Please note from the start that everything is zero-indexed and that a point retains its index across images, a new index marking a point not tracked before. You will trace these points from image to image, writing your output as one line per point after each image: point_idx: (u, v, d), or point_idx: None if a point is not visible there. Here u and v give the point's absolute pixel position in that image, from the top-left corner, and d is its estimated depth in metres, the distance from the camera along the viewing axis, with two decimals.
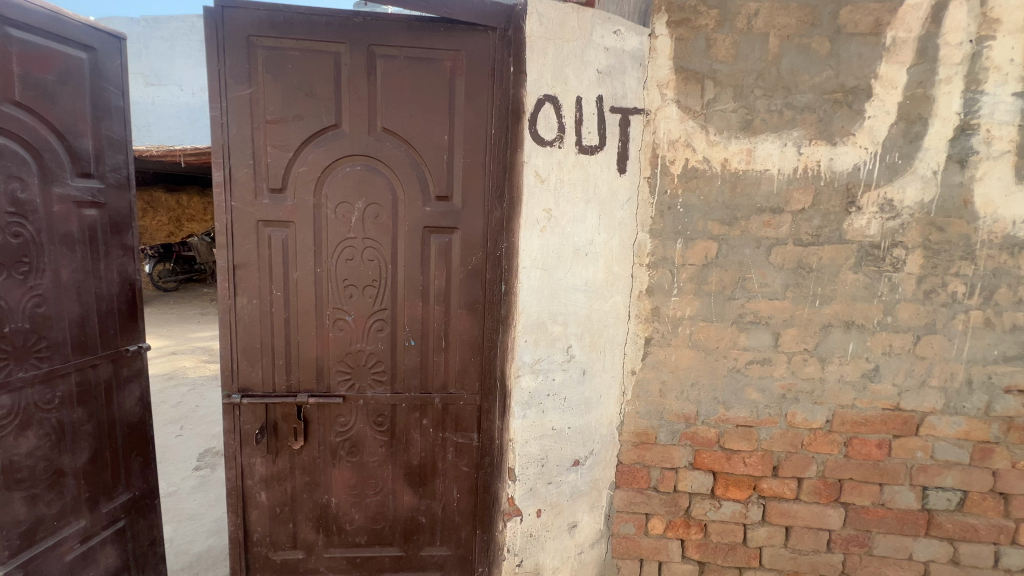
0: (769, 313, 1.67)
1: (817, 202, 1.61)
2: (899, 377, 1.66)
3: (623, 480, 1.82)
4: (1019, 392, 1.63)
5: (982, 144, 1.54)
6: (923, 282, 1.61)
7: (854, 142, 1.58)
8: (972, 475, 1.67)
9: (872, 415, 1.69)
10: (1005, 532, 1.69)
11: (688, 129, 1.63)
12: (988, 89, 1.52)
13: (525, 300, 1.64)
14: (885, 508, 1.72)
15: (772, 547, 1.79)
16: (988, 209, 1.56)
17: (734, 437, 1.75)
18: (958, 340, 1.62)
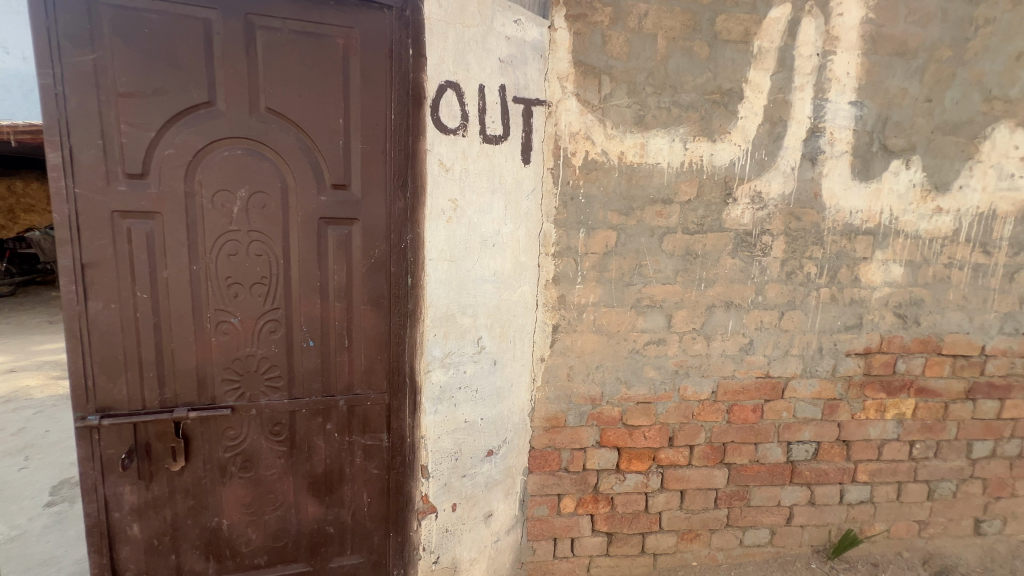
0: (662, 297, 1.81)
1: (700, 194, 1.77)
2: (769, 348, 1.89)
3: (535, 464, 1.87)
4: (857, 355, 1.93)
5: (827, 145, 1.78)
6: (785, 264, 1.84)
7: (730, 140, 1.75)
8: (824, 428, 1.97)
9: (748, 383, 1.90)
10: (848, 473, 2.01)
11: (587, 122, 1.68)
12: (831, 97, 1.76)
13: (433, 292, 1.61)
14: (759, 464, 1.96)
15: (670, 510, 1.96)
16: (833, 200, 1.82)
17: (636, 414, 1.87)
18: (812, 314, 1.89)
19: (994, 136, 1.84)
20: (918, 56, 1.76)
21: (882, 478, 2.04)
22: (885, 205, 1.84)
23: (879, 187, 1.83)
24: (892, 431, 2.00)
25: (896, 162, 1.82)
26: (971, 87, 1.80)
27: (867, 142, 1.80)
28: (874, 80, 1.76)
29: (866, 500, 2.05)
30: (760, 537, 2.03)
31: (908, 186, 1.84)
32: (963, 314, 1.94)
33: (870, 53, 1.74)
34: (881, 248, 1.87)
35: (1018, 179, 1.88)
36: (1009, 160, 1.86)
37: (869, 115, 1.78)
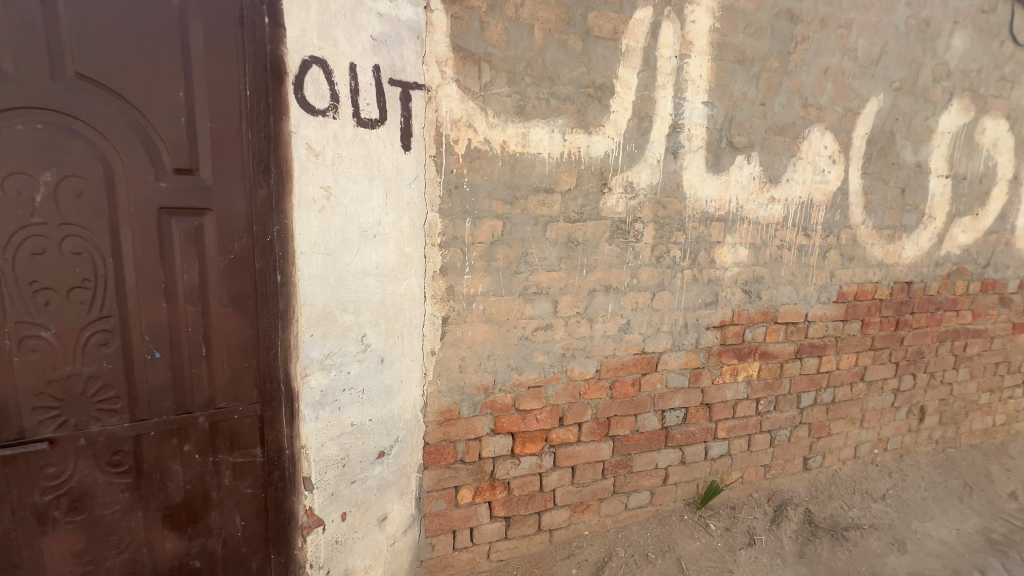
0: (548, 284, 1.87)
1: (579, 183, 1.84)
2: (643, 327, 2.06)
3: (430, 459, 1.83)
4: (714, 328, 2.19)
5: (686, 140, 1.97)
6: (655, 249, 2.00)
7: (603, 132, 1.85)
8: (690, 395, 2.21)
9: (627, 360, 2.06)
10: (710, 431, 2.29)
11: (468, 110, 1.65)
12: (688, 96, 1.94)
13: (307, 289, 1.47)
14: (639, 433, 2.14)
15: (563, 486, 2.05)
16: (692, 190, 2.02)
17: (527, 398, 1.92)
18: (678, 293, 2.09)
19: (811, 137, 2.18)
20: (754, 65, 2.01)
21: (736, 433, 2.35)
22: (732, 194, 2.09)
23: (727, 179, 2.07)
24: (742, 391, 2.31)
25: (740, 157, 2.08)
26: (793, 94, 2.11)
27: (718, 139, 2.02)
28: (721, 84, 1.98)
29: (725, 453, 2.35)
30: (642, 499, 2.22)
31: (749, 179, 2.11)
32: (792, 288, 2.30)
33: (717, 59, 1.95)
34: (730, 232, 2.13)
35: (828, 174, 2.25)
36: (821, 157, 2.22)
37: (718, 115, 2.00)
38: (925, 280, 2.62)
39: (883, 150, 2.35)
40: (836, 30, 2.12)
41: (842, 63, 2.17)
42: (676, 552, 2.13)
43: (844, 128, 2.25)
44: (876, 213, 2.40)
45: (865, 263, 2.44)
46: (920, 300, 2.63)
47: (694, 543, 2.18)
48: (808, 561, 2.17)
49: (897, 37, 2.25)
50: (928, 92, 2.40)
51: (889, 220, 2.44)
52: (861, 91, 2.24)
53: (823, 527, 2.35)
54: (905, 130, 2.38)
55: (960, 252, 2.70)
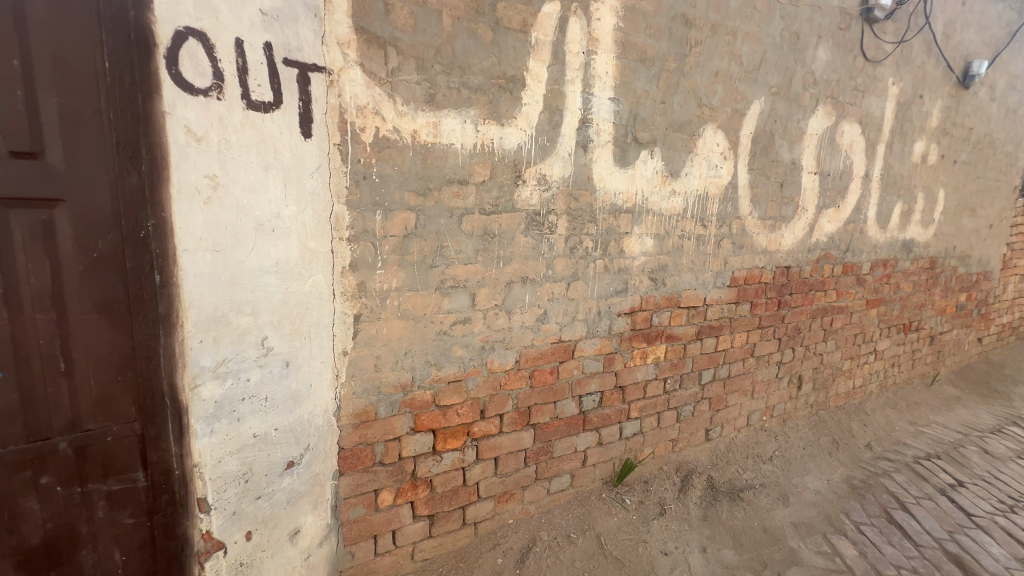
0: (465, 277, 1.84)
1: (493, 175, 1.84)
2: (560, 316, 2.11)
3: (347, 465, 1.73)
4: (625, 314, 2.31)
5: (595, 135, 2.04)
6: (568, 240, 2.06)
7: (516, 125, 1.85)
8: (605, 379, 2.31)
9: (545, 349, 2.10)
10: (624, 412, 2.42)
11: (375, 96, 1.57)
12: (596, 92, 2.01)
13: (194, 290, 1.32)
14: (558, 419, 2.21)
15: (486, 478, 2.06)
16: (602, 183, 2.10)
17: (448, 393, 1.89)
18: (591, 283, 2.17)
19: (705, 135, 2.36)
20: (655, 65, 2.13)
21: (647, 412, 2.51)
22: (638, 187, 2.21)
23: (633, 173, 2.18)
24: (652, 372, 2.47)
25: (644, 152, 2.20)
26: (689, 95, 2.27)
27: (623, 134, 2.12)
28: (625, 81, 2.07)
29: (637, 432, 2.50)
30: (563, 482, 2.30)
31: (653, 173, 2.24)
32: (692, 275, 2.49)
33: (621, 57, 2.04)
34: (637, 223, 2.25)
35: (720, 169, 2.46)
36: (714, 154, 2.42)
37: (623, 111, 2.10)
38: (800, 264, 2.97)
39: (765, 149, 2.61)
40: (724, 37, 2.31)
41: (730, 68, 2.37)
42: (596, 530, 2.23)
43: (733, 127, 2.46)
44: (760, 205, 2.67)
45: (752, 250, 2.70)
46: (797, 282, 2.97)
47: (611, 519, 2.30)
48: (710, 523, 2.38)
49: (774, 46, 2.51)
50: (800, 97, 2.70)
51: (771, 212, 2.72)
52: (746, 94, 2.47)
53: (722, 491, 2.59)
54: (782, 131, 2.67)
55: (826, 240, 3.09)
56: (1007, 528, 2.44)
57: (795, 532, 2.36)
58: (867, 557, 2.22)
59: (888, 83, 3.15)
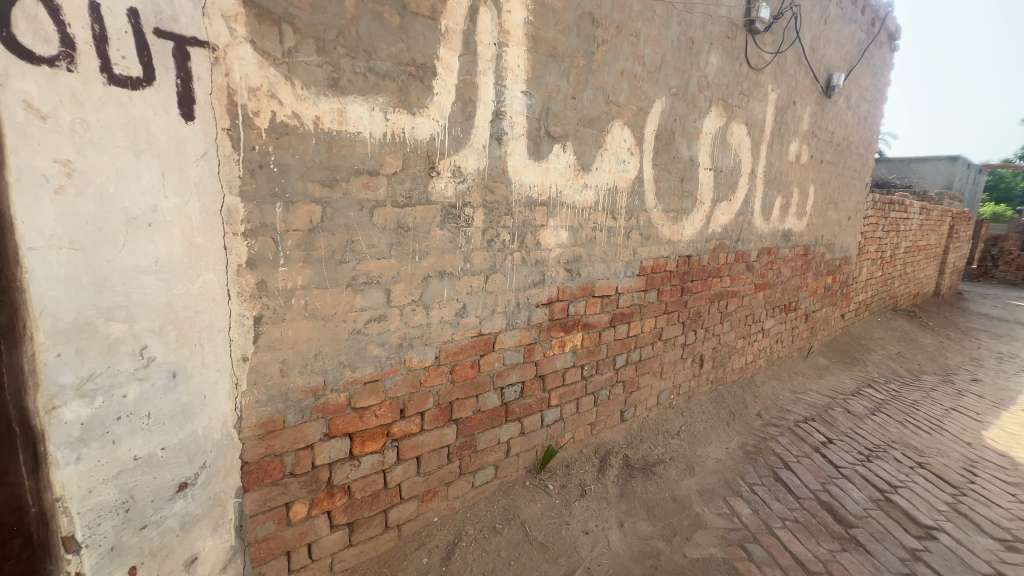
0: (378, 272, 1.76)
1: (406, 166, 1.77)
2: (479, 309, 2.10)
3: (252, 480, 1.59)
4: (543, 305, 2.36)
5: (508, 127, 2.04)
6: (485, 233, 2.05)
7: (427, 115, 1.80)
8: (526, 369, 2.35)
9: (465, 343, 2.08)
10: (545, 401, 2.48)
11: (269, 77, 1.44)
12: (508, 85, 2.01)
13: (48, 295, 1.14)
14: (481, 412, 2.21)
15: (408, 479, 2.01)
16: (517, 176, 2.11)
17: (364, 395, 1.81)
18: (509, 275, 2.18)
19: (613, 130, 2.47)
20: (565, 60, 2.18)
21: (566, 398, 2.59)
22: (552, 180, 2.26)
23: (547, 166, 2.22)
24: (570, 360, 2.55)
25: (557, 146, 2.24)
26: (597, 92, 2.35)
27: (536, 128, 2.14)
28: (537, 75, 2.10)
29: (558, 418, 2.57)
30: (487, 474, 2.31)
31: (565, 166, 2.30)
32: (604, 265, 2.60)
33: (532, 51, 2.05)
34: (552, 216, 2.30)
35: (627, 164, 2.59)
36: (622, 149, 2.54)
37: (536, 105, 2.12)
38: (699, 253, 3.22)
39: (667, 146, 2.80)
40: (628, 37, 2.42)
41: (634, 67, 2.49)
42: (521, 518, 2.27)
43: (638, 124, 2.60)
44: (663, 198, 2.86)
45: (658, 241, 2.89)
46: (697, 270, 3.23)
47: (535, 505, 2.35)
48: (627, 498, 2.52)
49: (672, 50, 2.68)
50: (696, 99, 2.91)
51: (673, 205, 2.92)
52: (649, 94, 2.61)
53: (637, 468, 2.76)
54: (682, 129, 2.87)
55: (721, 230, 3.38)
56: (865, 475, 2.87)
57: (699, 498, 2.58)
58: (759, 513, 2.49)
59: (768, 89, 3.51)
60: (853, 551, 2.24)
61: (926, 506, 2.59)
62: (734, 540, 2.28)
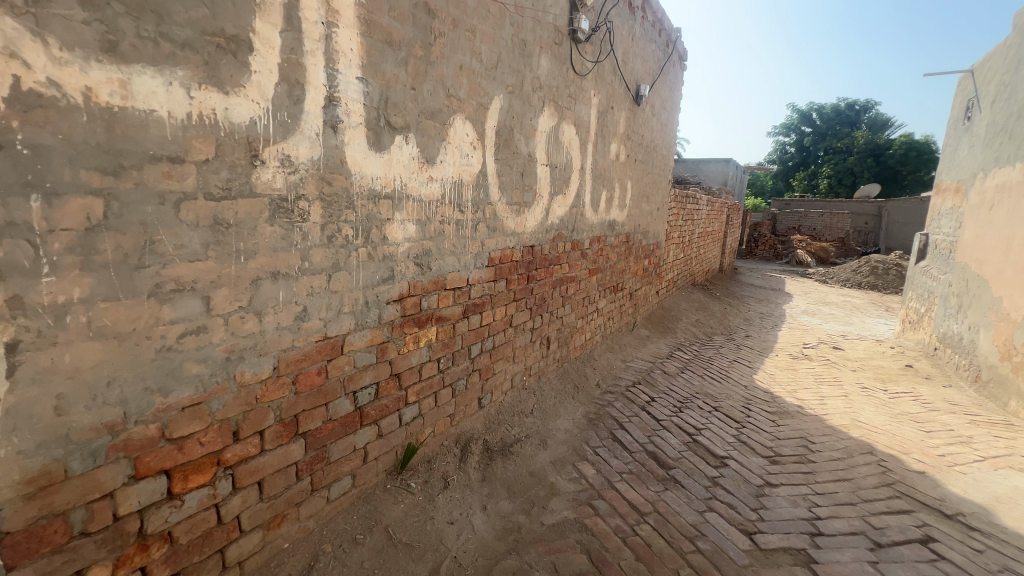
0: (192, 277, 1.50)
1: (220, 153, 1.53)
2: (323, 311, 1.95)
3: (20, 553, 1.24)
4: (394, 302, 2.29)
5: (344, 115, 1.91)
6: (325, 228, 1.90)
7: (244, 95, 1.57)
8: (379, 369, 2.26)
9: (309, 349, 1.91)
10: (402, 399, 2.42)
11: (6, 31, 1.11)
12: (341, 69, 1.87)
13: None
14: (332, 421, 2.06)
15: (249, 508, 1.78)
16: (357, 167, 1.99)
17: (183, 422, 1.54)
18: (355, 272, 2.06)
19: (455, 124, 2.49)
20: (402, 49, 2.11)
21: (424, 394, 2.57)
22: (396, 172, 2.18)
23: (390, 158, 2.14)
24: (425, 355, 2.53)
25: (399, 137, 2.17)
26: (437, 84, 2.34)
27: (376, 117, 2.04)
28: (372, 62, 1.99)
29: (417, 415, 2.54)
30: (344, 485, 2.17)
31: (409, 159, 2.24)
32: (454, 258, 2.62)
33: (366, 36, 1.94)
34: (398, 209, 2.23)
35: (470, 158, 2.64)
36: (464, 143, 2.58)
37: (374, 93, 2.02)
38: (541, 243, 3.47)
39: (506, 142, 2.93)
40: (464, 33, 2.46)
41: (472, 63, 2.54)
42: (383, 523, 2.19)
43: (479, 120, 2.67)
44: (506, 192, 2.99)
45: (503, 233, 3.02)
46: (540, 259, 3.47)
47: (398, 507, 2.30)
48: (488, 482, 2.62)
49: (507, 49, 2.80)
50: (530, 98, 3.10)
51: (516, 198, 3.08)
52: (487, 90, 2.69)
53: (496, 451, 2.88)
54: (519, 126, 3.03)
55: (558, 222, 3.69)
56: (678, 424, 3.46)
57: (553, 468, 2.81)
58: (601, 472, 2.81)
59: (591, 94, 3.92)
60: (672, 488, 2.68)
61: (720, 440, 3.24)
62: (583, 500, 2.54)
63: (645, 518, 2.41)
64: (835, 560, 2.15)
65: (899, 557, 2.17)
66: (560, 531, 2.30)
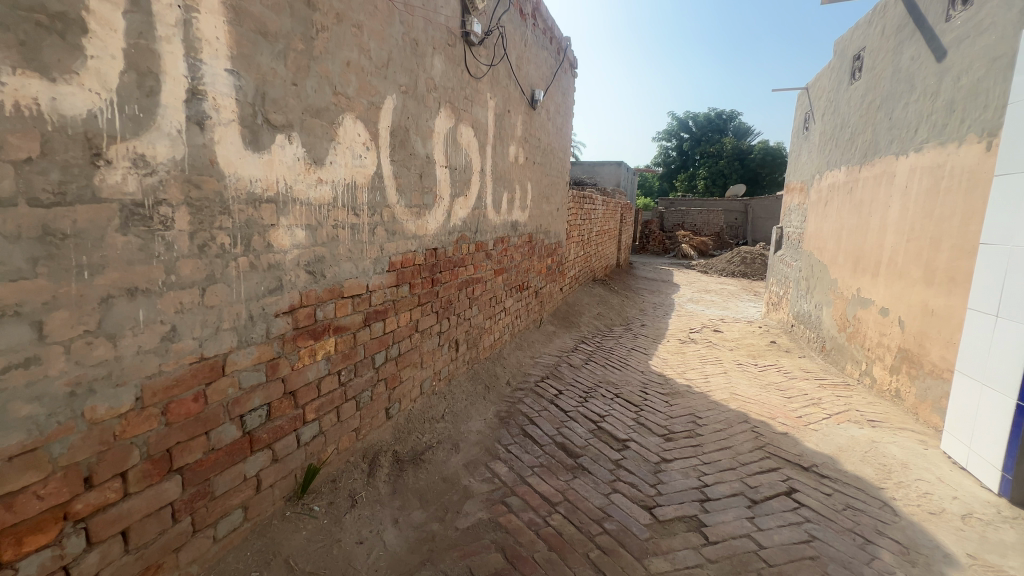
0: (14, 299, 1.26)
1: (49, 152, 1.30)
2: (197, 330, 1.74)
3: None
4: (285, 314, 2.11)
5: (212, 110, 1.71)
6: (194, 237, 1.69)
7: (79, 83, 1.35)
8: (270, 388, 2.07)
9: (181, 374, 1.69)
10: (299, 418, 2.25)
11: None
12: (205, 59, 1.67)
13: None
14: (215, 451, 1.85)
15: (112, 564, 1.54)
16: (230, 168, 1.80)
17: (12, 476, 1.28)
18: (235, 284, 1.87)
19: (345, 123, 2.36)
20: (279, 41, 1.95)
21: (325, 410, 2.41)
22: (279, 175, 2.02)
23: (271, 159, 1.97)
24: (324, 368, 2.37)
25: (280, 137, 2.01)
26: (322, 80, 2.20)
27: (251, 114, 1.87)
28: (244, 53, 1.81)
29: (318, 433, 2.38)
30: (234, 520, 1.96)
31: (293, 159, 2.09)
32: (351, 264, 2.49)
33: (235, 24, 1.76)
34: (283, 214, 2.06)
35: (364, 159, 2.53)
36: (356, 144, 2.46)
37: (247, 87, 1.84)
38: (444, 245, 3.44)
39: (402, 143, 2.85)
40: (350, 28, 2.34)
41: (360, 60, 2.43)
42: (283, 554, 2.02)
43: (371, 120, 2.56)
44: (405, 194, 2.92)
45: (404, 236, 2.94)
46: (444, 262, 3.44)
47: (299, 535, 2.13)
48: (399, 494, 2.54)
49: (397, 48, 2.72)
50: (425, 99, 3.05)
51: (415, 200, 3.01)
52: (379, 89, 2.60)
53: (407, 461, 2.80)
54: (415, 127, 2.96)
55: (461, 223, 3.68)
56: (584, 413, 3.64)
57: (466, 471, 2.79)
58: (514, 468, 2.86)
59: (487, 97, 3.96)
60: (581, 475, 2.81)
61: (621, 425, 3.47)
62: (497, 499, 2.56)
63: (556, 508, 2.49)
64: (721, 521, 2.40)
65: (770, 510, 2.49)
66: (474, 533, 2.30)
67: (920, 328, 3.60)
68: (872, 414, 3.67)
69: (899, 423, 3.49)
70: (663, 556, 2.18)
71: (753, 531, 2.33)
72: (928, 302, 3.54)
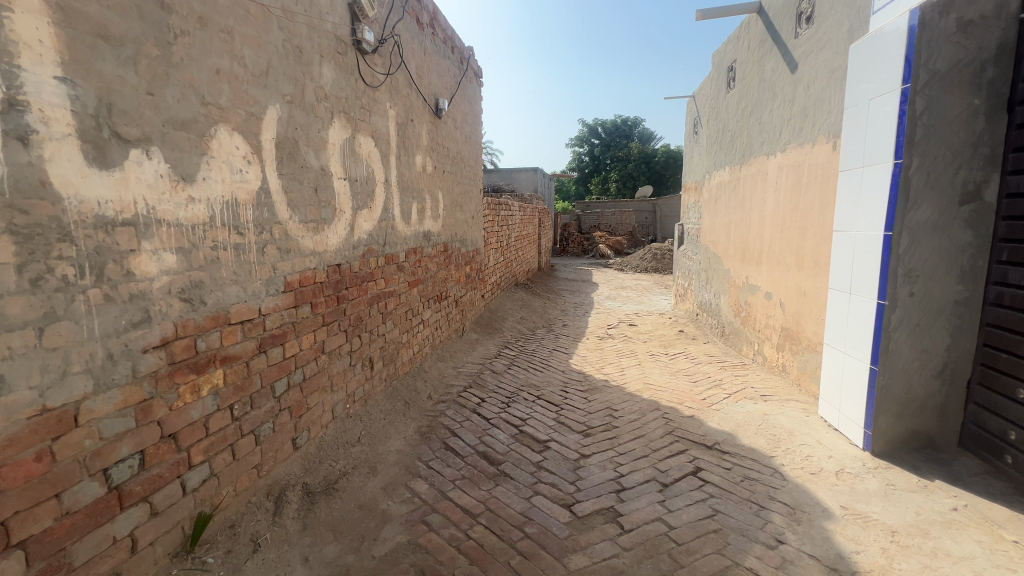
0: None
1: None
2: (34, 378, 1.51)
3: None
4: (155, 349, 1.88)
5: (38, 123, 1.50)
6: (24, 270, 1.47)
7: None
8: (142, 434, 1.84)
9: (16, 432, 1.46)
10: (183, 463, 2.02)
11: None
12: (24, 65, 1.46)
13: None
14: (71, 516, 1.61)
15: None
16: (68, 189, 1.58)
17: None
18: (85, 321, 1.64)
19: (218, 136, 2.17)
20: (127, 46, 1.75)
21: (216, 450, 2.19)
22: (137, 195, 1.80)
23: (124, 176, 1.75)
24: (211, 404, 2.15)
25: (136, 152, 1.80)
26: (186, 89, 2.00)
27: (94, 126, 1.65)
28: (80, 58, 1.61)
29: (208, 477, 2.15)
30: None
31: (155, 177, 1.88)
32: (237, 287, 2.29)
33: (64, 27, 1.56)
34: (146, 238, 1.84)
35: (245, 173, 2.34)
36: (234, 157, 2.27)
37: (86, 97, 1.63)
38: (349, 261, 3.28)
39: (291, 155, 2.69)
40: (218, 33, 2.16)
41: (232, 68, 2.25)
42: None
43: (251, 131, 2.38)
44: (298, 210, 2.74)
45: (300, 253, 2.76)
46: (349, 277, 3.28)
47: None
48: (310, 529, 2.37)
49: (277, 55, 2.56)
50: (315, 109, 2.90)
51: (310, 215, 2.85)
52: (258, 99, 2.42)
53: (318, 492, 2.63)
54: (305, 139, 2.80)
55: (367, 236, 3.55)
56: (506, 418, 3.65)
57: (384, 494, 2.67)
58: (434, 485, 2.78)
59: (386, 106, 3.87)
60: (503, 482, 2.80)
61: (542, 426, 3.52)
62: (416, 519, 2.47)
63: (478, 520, 2.46)
64: (635, 509, 2.51)
65: (679, 491, 2.64)
66: (393, 559, 2.20)
67: (797, 308, 4.04)
68: (764, 389, 4.05)
69: (786, 395, 3.88)
70: (582, 552, 2.22)
71: (664, 513, 2.45)
72: (801, 285, 3.98)
